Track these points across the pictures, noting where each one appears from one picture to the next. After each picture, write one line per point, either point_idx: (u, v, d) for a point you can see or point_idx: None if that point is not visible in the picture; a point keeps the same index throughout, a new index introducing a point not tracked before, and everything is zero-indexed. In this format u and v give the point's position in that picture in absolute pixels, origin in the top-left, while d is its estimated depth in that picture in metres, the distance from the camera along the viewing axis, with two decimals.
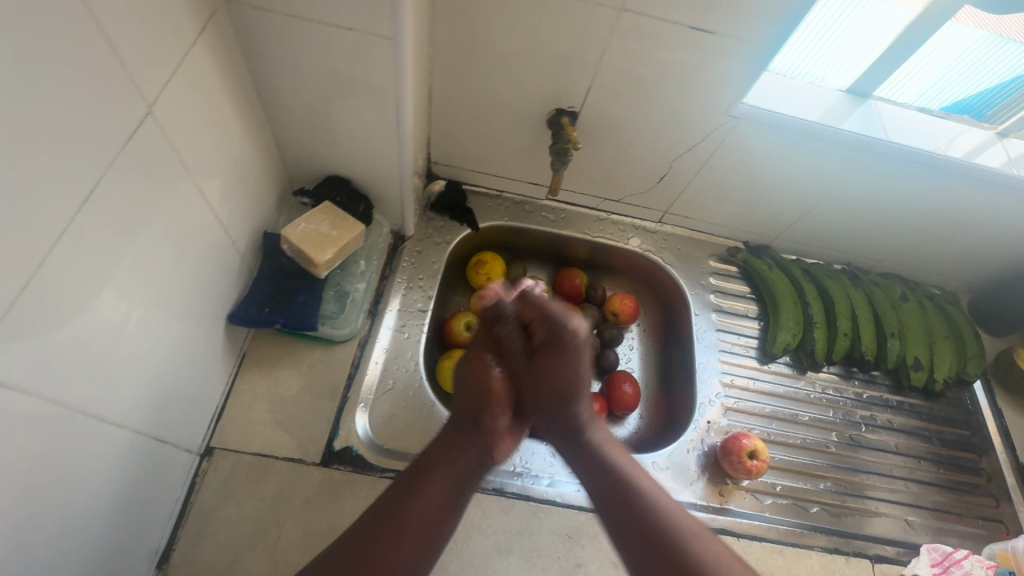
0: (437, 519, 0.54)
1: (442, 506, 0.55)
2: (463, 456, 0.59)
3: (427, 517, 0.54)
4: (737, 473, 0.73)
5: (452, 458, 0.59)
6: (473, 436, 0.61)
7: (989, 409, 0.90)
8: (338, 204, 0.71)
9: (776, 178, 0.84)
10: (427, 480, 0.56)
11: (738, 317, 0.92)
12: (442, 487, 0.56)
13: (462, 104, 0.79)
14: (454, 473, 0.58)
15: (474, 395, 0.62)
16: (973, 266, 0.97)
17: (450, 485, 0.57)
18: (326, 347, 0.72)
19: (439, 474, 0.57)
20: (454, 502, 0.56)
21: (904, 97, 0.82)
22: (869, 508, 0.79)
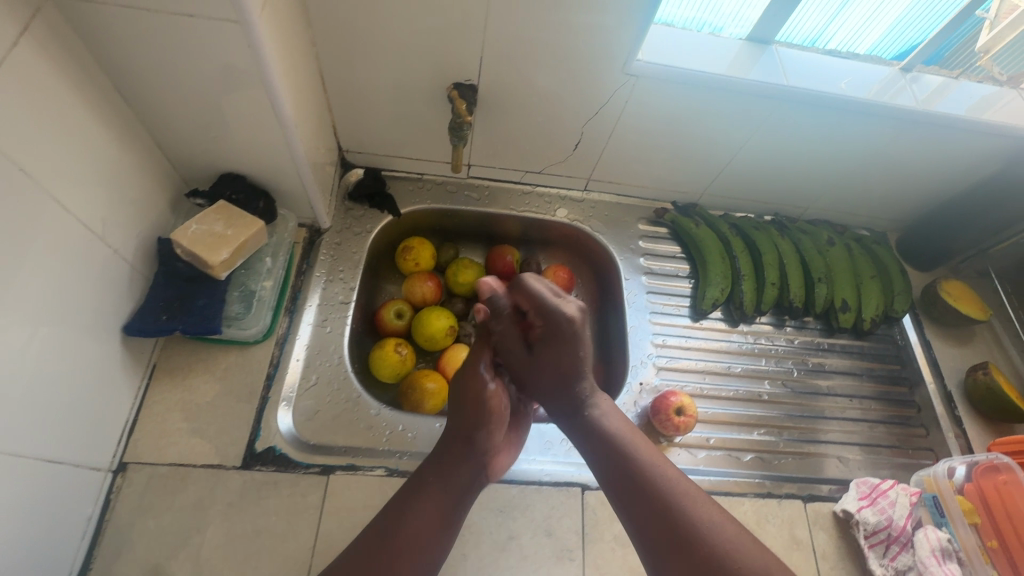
0: (435, 534, 0.56)
1: (438, 523, 0.56)
2: (456, 474, 0.60)
3: (424, 533, 0.55)
4: (667, 431, 0.74)
5: (445, 472, 0.60)
6: (466, 450, 0.62)
7: (918, 342, 0.92)
8: (233, 203, 0.69)
9: (689, 134, 0.84)
10: (422, 497, 0.57)
11: (668, 277, 0.92)
12: (434, 506, 0.57)
13: (359, 87, 0.77)
14: (449, 490, 0.59)
15: (466, 410, 0.63)
16: (897, 204, 0.98)
17: (443, 505, 0.58)
18: (241, 349, 0.71)
19: (433, 492, 0.58)
20: (449, 519, 0.57)
21: (863, 44, 0.83)
22: (822, 452, 0.81)
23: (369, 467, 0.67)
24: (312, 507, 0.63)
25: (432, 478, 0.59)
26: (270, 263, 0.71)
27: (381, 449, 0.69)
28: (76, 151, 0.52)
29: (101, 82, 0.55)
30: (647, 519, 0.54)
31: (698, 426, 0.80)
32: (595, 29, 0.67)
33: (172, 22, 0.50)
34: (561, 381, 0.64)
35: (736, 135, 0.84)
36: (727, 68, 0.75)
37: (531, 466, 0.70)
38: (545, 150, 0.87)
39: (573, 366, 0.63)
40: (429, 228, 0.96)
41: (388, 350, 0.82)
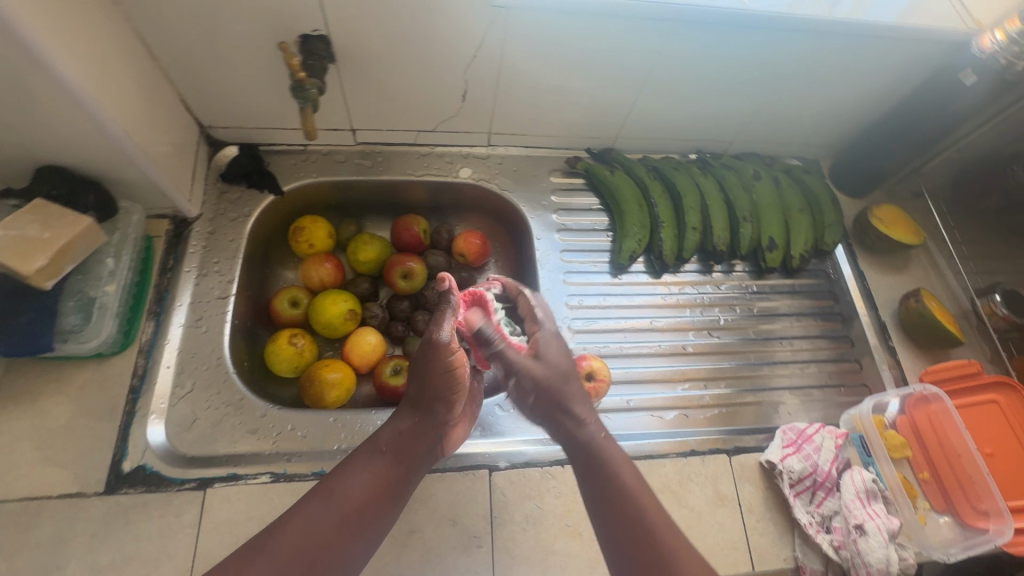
0: (371, 507, 0.53)
1: (376, 496, 0.53)
2: (409, 445, 0.57)
3: (359, 504, 0.52)
4: None
5: (403, 445, 0.56)
6: (427, 423, 0.58)
7: (852, 273, 0.87)
8: (55, 200, 0.60)
9: (585, 70, 0.75)
10: (368, 464, 0.54)
11: (584, 232, 0.85)
12: (376, 476, 0.54)
13: (195, 51, 0.66)
14: (400, 462, 0.56)
15: (428, 386, 0.57)
16: (827, 127, 0.91)
17: (387, 477, 0.55)
18: (98, 363, 0.64)
19: (382, 463, 0.55)
20: (390, 490, 0.54)
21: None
22: (775, 399, 0.77)
23: (253, 475, 0.62)
24: (189, 525, 0.58)
25: (387, 447, 0.56)
26: (112, 265, 0.63)
27: (267, 453, 0.64)
28: None
29: None
30: (626, 533, 0.51)
31: (618, 388, 0.75)
32: None
33: None
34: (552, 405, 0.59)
35: (637, 67, 0.75)
36: None
37: None
38: (430, 104, 0.78)
39: (561, 395, 0.59)
40: (324, 204, 0.88)
41: (282, 343, 0.75)
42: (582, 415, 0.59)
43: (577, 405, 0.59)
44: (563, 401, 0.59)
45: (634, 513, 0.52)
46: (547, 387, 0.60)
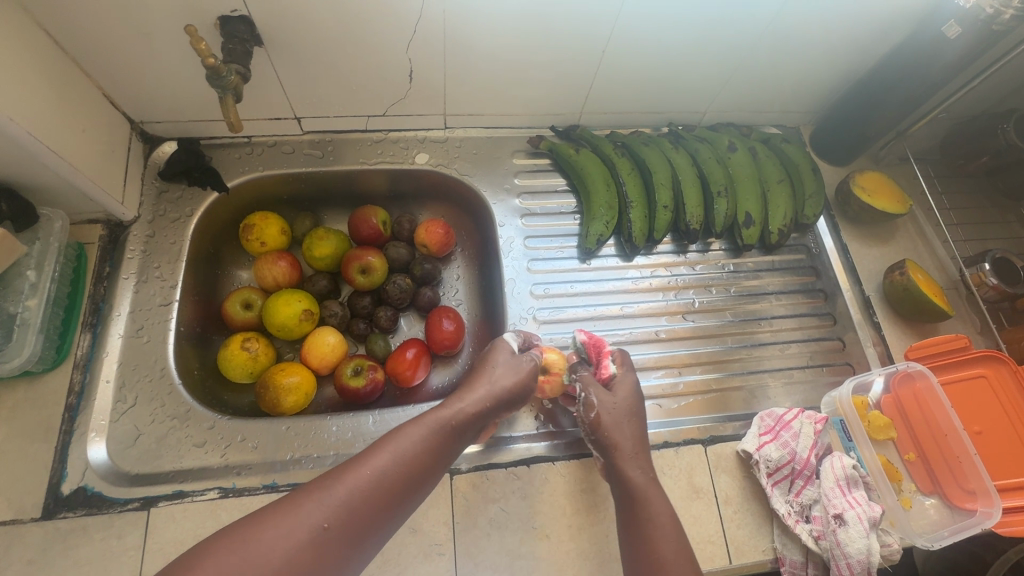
0: (425, 476, 0.48)
1: (425, 467, 0.48)
2: (463, 420, 0.52)
3: (416, 469, 0.48)
4: (537, 390, 0.65)
5: (465, 423, 0.53)
6: (490, 408, 0.55)
7: (835, 246, 0.83)
8: None
9: (540, 41, 0.69)
10: (421, 431, 0.49)
11: (550, 216, 0.81)
12: (428, 448, 0.49)
13: (109, 40, 0.61)
14: (449, 436, 0.51)
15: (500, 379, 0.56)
16: (806, 92, 0.86)
17: (437, 450, 0.50)
18: (31, 381, 0.60)
19: (434, 433, 0.50)
20: (439, 464, 0.50)
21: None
22: (767, 382, 0.74)
23: (200, 491, 0.59)
24: (133, 548, 0.55)
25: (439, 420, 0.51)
26: (34, 278, 0.59)
27: (216, 467, 0.61)
28: None
29: None
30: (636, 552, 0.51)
31: None
32: None
33: None
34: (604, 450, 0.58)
35: (595, 36, 0.70)
36: None
37: None
38: (376, 86, 0.73)
39: (613, 438, 0.58)
40: (276, 199, 0.83)
41: (234, 348, 0.72)
42: (627, 459, 0.57)
43: (627, 449, 0.57)
44: (620, 446, 0.58)
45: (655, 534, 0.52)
46: (604, 437, 0.58)
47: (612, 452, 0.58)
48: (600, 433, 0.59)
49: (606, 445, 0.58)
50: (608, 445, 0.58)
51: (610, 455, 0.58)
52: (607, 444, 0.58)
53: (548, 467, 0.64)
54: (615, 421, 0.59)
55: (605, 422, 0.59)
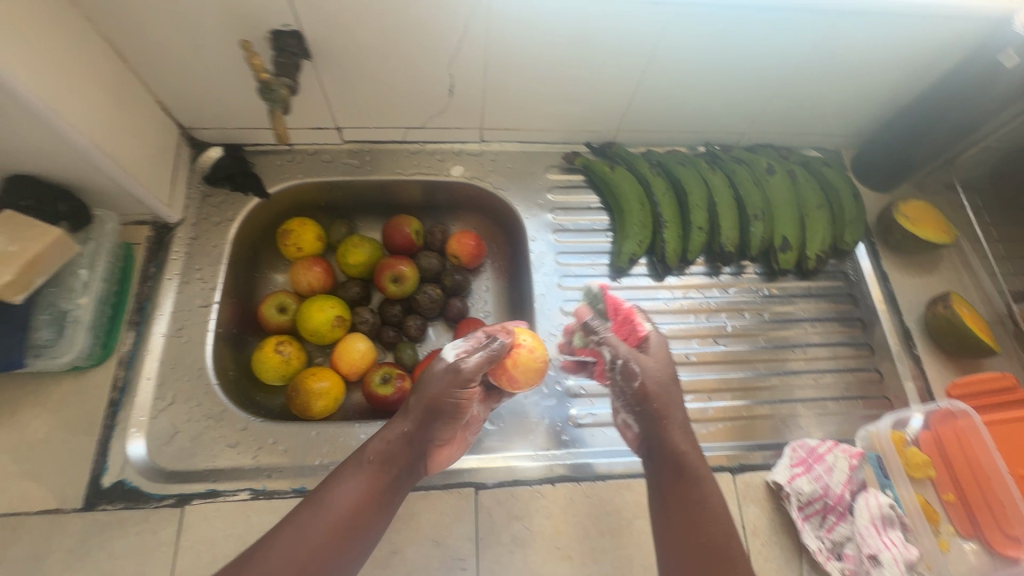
0: (368, 513, 0.50)
1: (371, 505, 0.50)
2: (401, 449, 0.54)
3: (354, 510, 0.49)
4: (500, 380, 0.62)
5: (393, 453, 0.53)
6: (423, 432, 0.55)
7: (874, 274, 0.81)
8: (25, 211, 0.58)
9: (581, 59, 0.69)
10: (357, 474, 0.51)
11: (583, 232, 0.81)
12: (369, 486, 0.51)
13: (166, 51, 0.63)
14: (392, 468, 0.53)
15: (427, 396, 0.55)
16: (849, 115, 0.84)
17: (381, 486, 0.51)
18: (77, 376, 0.63)
19: (372, 471, 0.52)
20: (381, 499, 0.51)
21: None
22: (796, 412, 0.72)
23: (232, 491, 0.60)
24: (166, 544, 0.57)
25: (373, 456, 0.52)
26: (86, 276, 0.61)
27: (247, 469, 0.62)
28: None
29: None
30: (683, 527, 0.50)
31: None
32: None
33: None
34: (651, 419, 0.55)
35: (635, 55, 0.70)
36: None
37: None
38: (417, 100, 0.74)
39: (662, 406, 0.55)
40: (313, 205, 0.85)
41: (268, 350, 0.73)
42: (670, 429, 0.54)
43: (669, 420, 0.55)
44: (666, 416, 0.55)
45: (700, 516, 0.50)
46: (650, 404, 0.55)
47: (658, 418, 0.55)
48: (649, 398, 0.55)
49: (651, 412, 0.55)
50: (649, 412, 0.55)
51: (659, 423, 0.55)
52: (652, 416, 0.55)
53: (573, 487, 0.63)
54: (665, 387, 0.56)
55: (654, 389, 0.55)
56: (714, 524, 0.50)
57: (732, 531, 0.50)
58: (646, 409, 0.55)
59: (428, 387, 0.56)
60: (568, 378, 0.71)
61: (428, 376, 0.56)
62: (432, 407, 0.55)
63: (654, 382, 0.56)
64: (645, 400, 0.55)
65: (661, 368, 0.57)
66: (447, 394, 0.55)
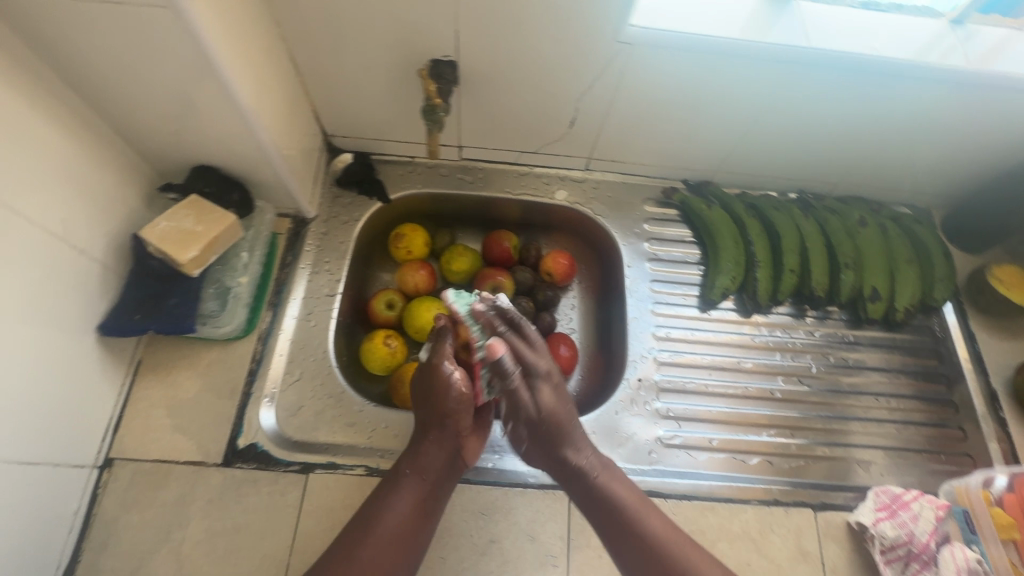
0: (414, 524, 0.57)
1: (417, 512, 0.57)
2: (434, 459, 0.60)
3: (400, 526, 0.56)
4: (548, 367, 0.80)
5: (423, 465, 0.59)
6: (442, 441, 0.60)
7: (961, 333, 0.83)
8: (207, 197, 0.67)
9: (698, 105, 0.75)
10: (398, 490, 0.58)
11: (676, 264, 0.86)
12: (413, 496, 0.58)
13: (335, 69, 0.72)
14: (428, 477, 0.59)
15: (432, 406, 0.60)
16: (946, 177, 0.87)
17: (423, 494, 0.58)
18: (224, 346, 0.71)
19: (411, 484, 0.58)
20: (422, 512, 0.58)
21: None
22: (850, 457, 0.74)
23: (349, 466, 0.66)
24: (292, 505, 0.63)
25: (409, 470, 0.59)
26: (246, 258, 0.72)
27: (363, 447, 0.68)
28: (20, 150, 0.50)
29: (47, 77, 0.52)
30: (613, 529, 0.57)
31: (701, 425, 0.75)
32: None
33: (103, 12, 0.47)
34: (544, 441, 0.61)
35: (751, 107, 0.75)
36: (736, 31, 0.66)
37: (516, 466, 0.67)
38: (539, 128, 0.81)
39: (566, 417, 0.61)
40: (422, 213, 0.91)
41: (377, 342, 0.78)
42: (578, 439, 0.62)
43: (573, 434, 0.61)
44: (574, 425, 0.62)
45: (623, 510, 0.58)
46: (558, 419, 0.61)
47: (564, 431, 0.61)
48: (539, 422, 0.61)
49: (555, 428, 0.61)
50: (561, 425, 0.61)
51: (555, 439, 0.61)
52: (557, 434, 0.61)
53: (660, 503, 0.67)
54: (556, 390, 0.62)
55: (552, 402, 0.61)
56: (651, 514, 0.58)
57: (652, 511, 0.59)
58: (558, 423, 0.61)
59: (421, 385, 0.62)
60: (656, 399, 0.75)
61: (419, 380, 0.62)
62: (438, 412, 0.60)
63: (549, 393, 0.62)
64: (547, 422, 0.61)
65: (546, 381, 0.62)
66: (442, 386, 0.60)
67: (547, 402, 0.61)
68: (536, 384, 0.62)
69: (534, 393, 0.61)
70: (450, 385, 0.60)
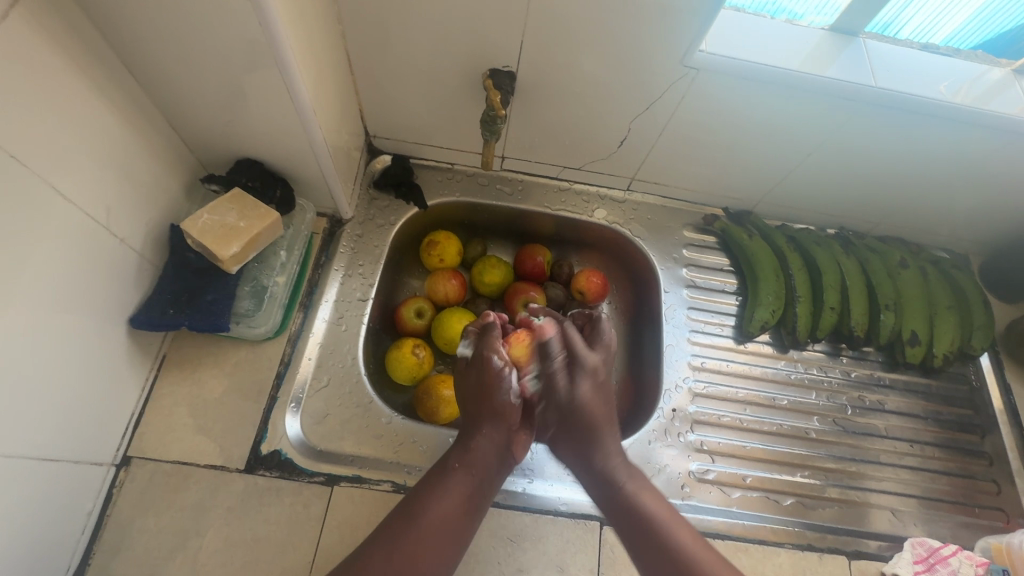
0: (462, 517, 0.52)
1: (464, 507, 0.52)
2: (484, 456, 0.56)
3: (449, 516, 0.51)
4: None
5: (472, 455, 0.55)
6: (493, 432, 0.57)
7: (996, 384, 0.82)
8: (250, 190, 0.65)
9: (753, 135, 0.74)
10: (445, 482, 0.53)
11: (712, 293, 0.85)
12: (463, 489, 0.53)
13: (389, 71, 0.71)
14: (477, 473, 0.55)
15: (485, 398, 0.58)
16: (989, 227, 0.86)
17: (470, 489, 0.53)
18: (252, 346, 0.68)
19: (460, 477, 0.54)
20: (470, 506, 0.53)
21: (943, 31, 0.72)
22: (866, 500, 0.73)
23: (375, 480, 0.64)
24: (315, 518, 0.61)
25: (458, 463, 0.55)
26: (284, 257, 0.70)
27: (390, 461, 0.65)
28: (70, 130, 0.48)
29: (104, 57, 0.51)
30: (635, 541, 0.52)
31: (734, 461, 0.73)
32: (660, 7, 0.58)
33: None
34: (572, 432, 0.59)
35: (805, 141, 0.74)
36: (799, 63, 0.65)
37: (547, 492, 0.65)
38: (586, 144, 0.80)
39: (600, 417, 0.59)
40: (456, 221, 0.89)
41: (405, 352, 0.74)
42: (609, 447, 0.58)
43: (603, 435, 0.58)
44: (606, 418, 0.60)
45: (651, 526, 0.52)
46: (591, 412, 0.59)
47: (597, 433, 0.58)
48: (572, 406, 0.59)
49: (586, 422, 0.59)
50: (596, 418, 0.59)
51: (584, 432, 0.58)
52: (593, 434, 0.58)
53: None
54: (598, 391, 0.61)
55: (591, 397, 0.60)
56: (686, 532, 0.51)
57: (687, 529, 0.52)
58: (590, 419, 0.59)
59: (470, 380, 0.60)
60: (690, 431, 0.74)
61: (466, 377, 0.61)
62: (489, 402, 0.57)
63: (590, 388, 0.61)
64: (578, 411, 0.59)
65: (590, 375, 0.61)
66: (492, 381, 0.58)
67: (585, 396, 0.60)
68: (577, 375, 0.60)
69: (574, 383, 0.60)
70: (501, 380, 0.57)
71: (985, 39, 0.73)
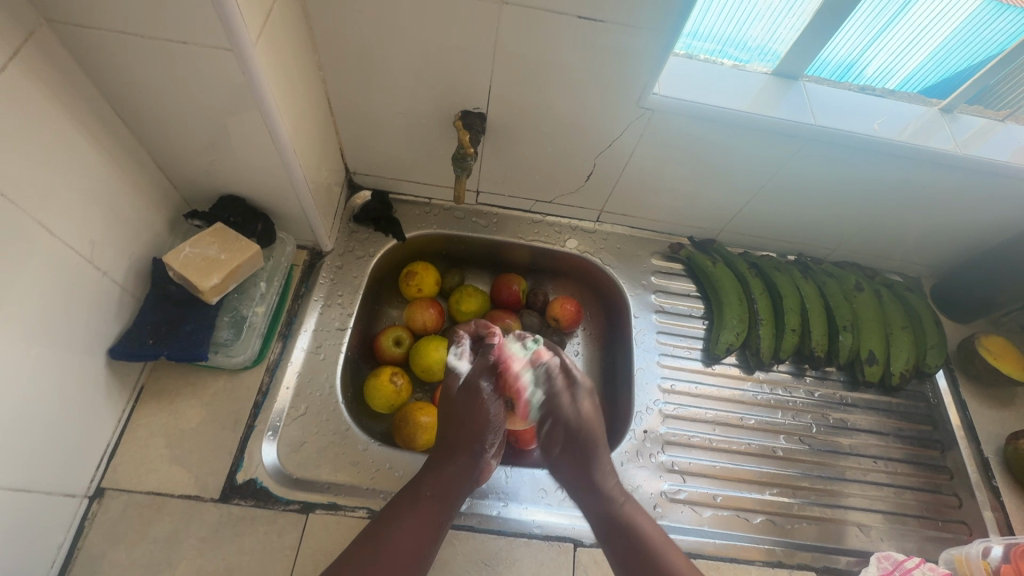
0: (429, 538, 0.54)
1: (431, 531, 0.54)
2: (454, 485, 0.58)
3: (413, 540, 0.53)
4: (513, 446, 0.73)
5: (443, 485, 0.58)
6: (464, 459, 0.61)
7: (952, 400, 0.86)
8: (231, 225, 0.68)
9: (710, 168, 0.79)
10: (415, 509, 0.55)
11: (681, 317, 0.88)
12: (427, 518, 0.55)
13: (367, 111, 0.75)
14: (446, 498, 0.57)
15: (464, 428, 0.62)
16: (934, 252, 0.92)
17: (439, 513, 0.56)
18: (231, 376, 0.70)
19: (432, 503, 0.56)
20: (437, 528, 0.55)
21: (899, 74, 0.78)
22: (844, 517, 0.75)
23: (350, 507, 0.64)
24: (288, 547, 0.61)
25: (430, 492, 0.57)
26: (263, 288, 0.73)
27: (365, 488, 0.66)
28: (61, 170, 0.52)
29: (94, 103, 0.54)
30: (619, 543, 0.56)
31: (705, 481, 0.75)
32: (614, 55, 0.64)
33: (166, 50, 0.50)
34: (576, 444, 0.63)
35: (757, 174, 0.80)
36: (745, 104, 0.71)
37: (521, 515, 0.66)
38: (556, 179, 0.85)
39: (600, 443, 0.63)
40: (434, 253, 0.93)
41: (383, 379, 0.75)
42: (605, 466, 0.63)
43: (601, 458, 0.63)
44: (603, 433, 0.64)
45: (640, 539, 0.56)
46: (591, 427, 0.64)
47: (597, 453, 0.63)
48: (574, 424, 0.64)
49: (587, 443, 0.63)
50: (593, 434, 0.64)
51: (585, 456, 0.63)
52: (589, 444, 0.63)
53: None
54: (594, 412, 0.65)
55: (591, 416, 0.64)
56: (663, 540, 0.56)
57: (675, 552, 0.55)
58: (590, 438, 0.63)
59: (455, 410, 0.64)
60: (661, 452, 0.76)
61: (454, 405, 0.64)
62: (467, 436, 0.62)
63: (589, 406, 0.66)
64: (582, 429, 0.63)
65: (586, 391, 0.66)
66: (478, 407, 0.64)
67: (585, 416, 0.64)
68: (578, 394, 0.65)
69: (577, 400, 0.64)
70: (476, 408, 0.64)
71: (943, 78, 0.78)
